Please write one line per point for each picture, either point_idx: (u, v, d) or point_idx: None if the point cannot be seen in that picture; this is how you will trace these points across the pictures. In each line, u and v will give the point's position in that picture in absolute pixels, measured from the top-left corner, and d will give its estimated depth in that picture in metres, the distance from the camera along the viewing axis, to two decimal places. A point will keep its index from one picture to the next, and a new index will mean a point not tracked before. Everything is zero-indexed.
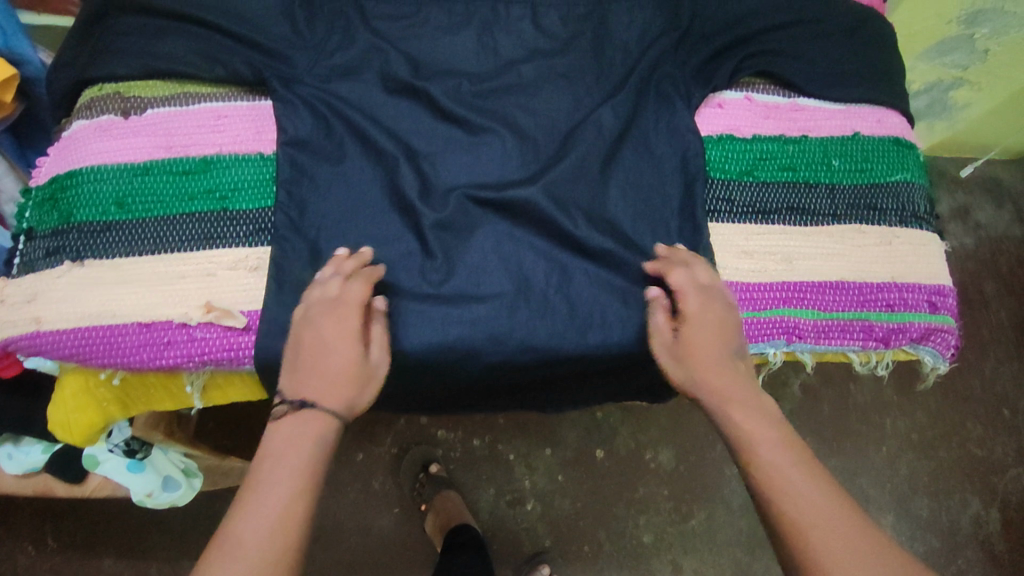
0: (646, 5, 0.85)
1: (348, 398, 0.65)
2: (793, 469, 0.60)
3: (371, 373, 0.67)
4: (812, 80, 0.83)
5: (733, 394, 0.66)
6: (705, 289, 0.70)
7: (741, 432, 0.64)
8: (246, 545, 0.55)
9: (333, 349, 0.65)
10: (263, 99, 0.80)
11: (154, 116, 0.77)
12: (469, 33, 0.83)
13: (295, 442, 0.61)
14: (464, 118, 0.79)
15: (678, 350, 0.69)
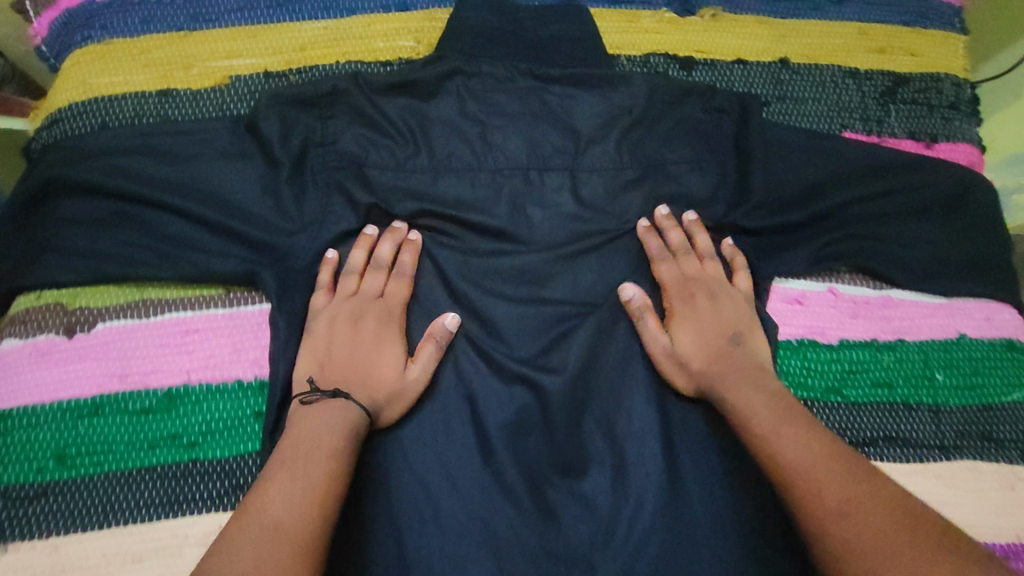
0: (707, 173, 0.71)
1: (377, 403, 0.59)
2: (815, 448, 0.52)
3: (409, 386, 0.60)
4: (907, 267, 0.69)
5: (731, 388, 0.59)
6: (689, 279, 0.67)
7: (749, 412, 0.57)
8: (269, 524, 0.46)
9: (373, 346, 0.62)
10: (246, 304, 0.65)
11: (106, 334, 0.61)
12: (495, 211, 0.68)
13: (304, 465, 0.51)
14: (492, 324, 0.65)
15: (672, 350, 0.63)
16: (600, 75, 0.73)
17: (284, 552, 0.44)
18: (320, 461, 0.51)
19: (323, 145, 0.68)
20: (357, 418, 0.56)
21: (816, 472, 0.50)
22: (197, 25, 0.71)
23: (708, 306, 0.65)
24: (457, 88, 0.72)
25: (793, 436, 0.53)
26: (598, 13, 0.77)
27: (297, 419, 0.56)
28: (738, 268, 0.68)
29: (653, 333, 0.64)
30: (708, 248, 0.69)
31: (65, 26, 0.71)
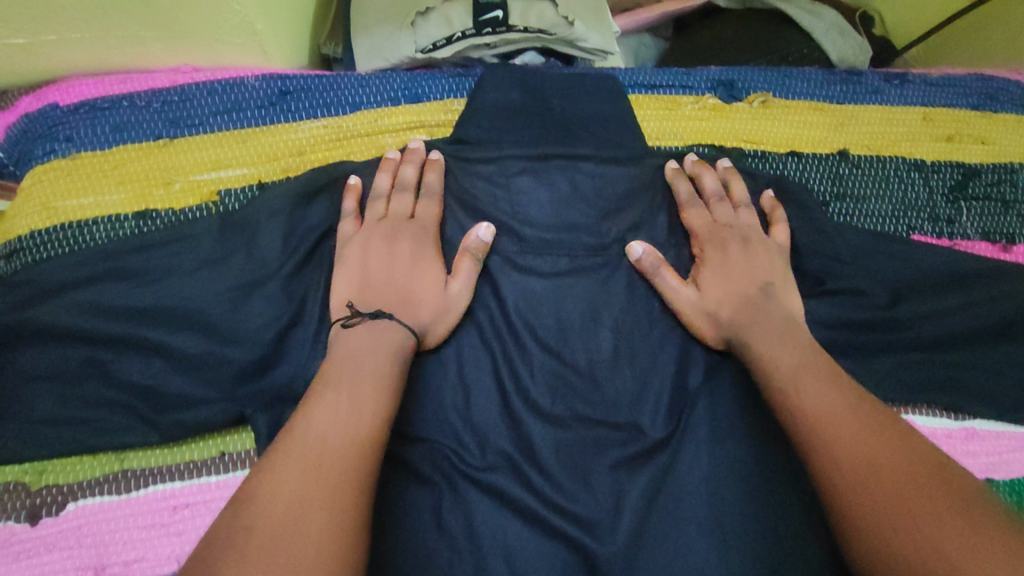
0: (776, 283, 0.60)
1: (423, 324, 0.54)
2: (841, 402, 0.48)
3: (453, 302, 0.57)
4: (993, 392, 0.62)
5: (759, 342, 0.55)
6: (720, 225, 0.62)
7: (768, 365, 0.53)
8: (312, 447, 0.42)
9: (408, 264, 0.57)
10: (243, 468, 0.54)
11: (77, 517, 0.51)
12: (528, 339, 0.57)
13: (346, 392, 0.46)
14: (526, 482, 0.53)
15: (699, 303, 0.58)
16: (639, 166, 0.64)
17: (328, 486, 0.40)
18: (366, 393, 0.46)
19: (330, 261, 0.59)
20: (408, 339, 0.52)
21: (838, 422, 0.47)
22: (178, 131, 0.61)
23: (739, 254, 0.60)
24: (477, 188, 0.62)
25: (816, 388, 0.49)
26: (635, 100, 0.68)
27: (344, 341, 0.51)
28: (776, 220, 0.63)
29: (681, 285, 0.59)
30: (742, 196, 0.64)
31: (26, 133, 0.62)
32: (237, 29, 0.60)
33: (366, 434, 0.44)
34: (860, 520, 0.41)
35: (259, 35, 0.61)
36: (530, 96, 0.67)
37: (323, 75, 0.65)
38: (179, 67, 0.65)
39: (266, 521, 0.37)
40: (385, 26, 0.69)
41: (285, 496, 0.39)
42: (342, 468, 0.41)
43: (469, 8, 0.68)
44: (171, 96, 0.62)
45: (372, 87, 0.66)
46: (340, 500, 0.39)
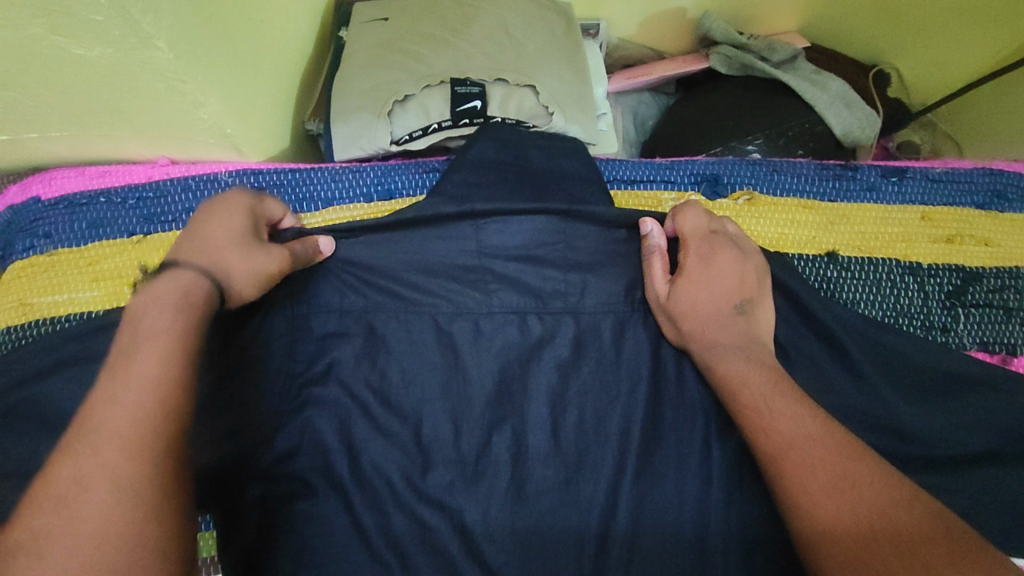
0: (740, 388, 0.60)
1: (233, 272, 0.49)
2: (810, 421, 0.47)
3: (279, 259, 0.52)
4: (989, 531, 0.55)
5: (722, 357, 0.54)
6: (709, 234, 0.60)
7: (733, 380, 0.52)
8: (97, 428, 0.37)
9: (230, 224, 0.51)
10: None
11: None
12: (482, 454, 0.55)
13: (117, 397, 0.39)
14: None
15: (669, 302, 0.57)
16: (611, 266, 0.63)
17: (94, 514, 0.35)
18: (139, 396, 0.39)
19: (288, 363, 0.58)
20: (203, 289, 0.46)
21: (799, 444, 0.45)
22: (153, 227, 0.62)
23: (727, 262, 0.58)
24: (442, 286, 0.61)
25: (788, 409, 0.48)
26: (615, 196, 0.66)
27: (126, 327, 0.43)
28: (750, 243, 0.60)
29: (655, 282, 0.59)
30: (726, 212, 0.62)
31: (10, 223, 0.64)
32: (209, 131, 0.60)
33: (142, 443, 0.37)
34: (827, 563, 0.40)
35: (232, 135, 0.61)
36: (501, 180, 0.64)
37: (297, 169, 0.64)
38: (158, 160, 0.65)
39: (33, 573, 0.33)
40: (364, 113, 0.68)
41: (46, 542, 0.34)
42: (117, 499, 0.35)
43: (447, 97, 0.67)
44: (147, 192, 0.63)
45: (345, 181, 0.64)
46: (120, 531, 0.35)
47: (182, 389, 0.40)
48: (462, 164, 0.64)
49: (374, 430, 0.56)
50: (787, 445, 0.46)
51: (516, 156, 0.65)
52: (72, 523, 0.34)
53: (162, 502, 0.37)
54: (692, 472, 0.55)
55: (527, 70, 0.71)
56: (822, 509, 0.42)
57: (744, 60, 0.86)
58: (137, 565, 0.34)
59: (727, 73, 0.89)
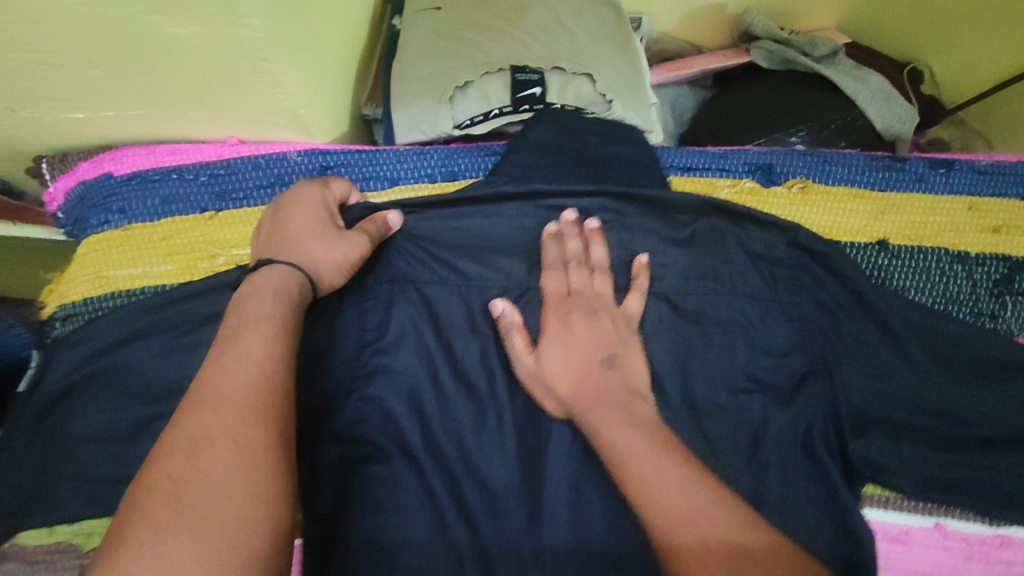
0: (791, 368, 0.63)
1: (317, 262, 0.53)
2: (675, 473, 0.48)
3: (356, 243, 0.56)
4: None
5: (604, 421, 0.53)
6: (568, 296, 0.58)
7: (609, 448, 0.51)
8: (221, 389, 0.41)
9: (306, 222, 0.55)
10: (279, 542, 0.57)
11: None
12: (546, 428, 0.60)
13: (232, 367, 0.42)
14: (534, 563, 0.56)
15: (539, 371, 0.58)
16: (665, 249, 0.65)
17: (222, 465, 0.38)
18: (250, 367, 0.42)
19: (358, 336, 0.61)
20: (296, 278, 0.51)
21: (668, 523, 0.46)
22: (224, 204, 0.64)
23: (581, 326, 0.58)
24: (505, 267, 0.63)
25: (674, 477, 0.48)
26: (672, 182, 0.68)
27: (233, 312, 0.47)
28: (635, 288, 0.61)
29: (518, 355, 0.59)
30: (602, 261, 0.62)
31: (82, 199, 0.66)
32: (282, 112, 0.61)
33: (253, 406, 0.41)
34: None
35: (304, 116, 0.62)
36: (561, 164, 0.65)
37: (362, 150, 0.65)
38: (225, 138, 0.66)
39: (161, 520, 0.36)
40: (425, 98, 0.70)
41: (179, 486, 0.37)
42: (238, 452, 0.39)
43: (507, 83, 0.69)
44: (218, 170, 0.64)
45: (410, 162, 0.66)
46: (238, 480, 0.38)
47: (284, 365, 0.44)
48: (523, 146, 0.65)
49: (444, 404, 0.60)
50: (638, 471, 0.49)
51: (576, 136, 0.66)
52: (200, 471, 0.38)
53: (281, 462, 0.40)
54: (746, 448, 0.60)
55: (582, 60, 0.73)
56: (667, 515, 0.46)
57: (786, 54, 0.88)
58: (251, 512, 0.37)
59: (768, 67, 0.91)
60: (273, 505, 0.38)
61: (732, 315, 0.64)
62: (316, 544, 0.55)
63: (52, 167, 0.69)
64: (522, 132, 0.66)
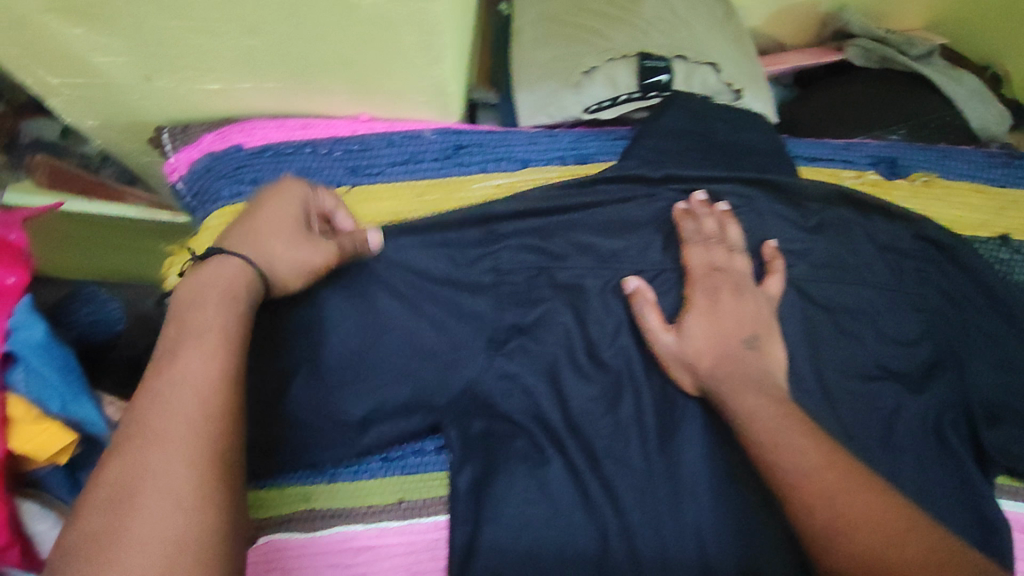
0: (920, 354, 0.63)
1: (269, 262, 0.50)
2: (816, 446, 0.50)
3: (316, 253, 0.52)
4: None
5: (736, 391, 0.55)
6: (717, 270, 0.60)
7: (744, 414, 0.53)
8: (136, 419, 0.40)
9: (287, 221, 0.51)
10: (422, 515, 0.58)
11: (267, 551, 0.55)
12: (683, 408, 0.60)
13: (162, 401, 0.40)
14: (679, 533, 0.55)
15: (679, 348, 0.58)
16: (793, 235, 0.66)
17: (150, 508, 0.36)
18: (187, 399, 0.40)
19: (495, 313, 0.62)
20: (248, 276, 0.48)
21: (802, 480, 0.47)
22: (358, 179, 0.64)
23: (735, 302, 0.58)
24: (639, 250, 0.64)
25: (794, 443, 0.50)
26: (801, 171, 0.68)
27: (173, 326, 0.45)
28: (774, 271, 0.62)
29: (654, 329, 0.58)
30: (740, 241, 0.62)
31: (209, 170, 0.65)
32: (429, 90, 0.61)
33: (173, 440, 0.39)
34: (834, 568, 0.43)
35: (448, 95, 0.62)
36: (693, 148, 0.66)
37: (496, 130, 0.66)
38: (358, 115, 0.66)
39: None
40: (552, 82, 0.70)
41: (108, 536, 0.36)
42: (167, 487, 0.37)
43: (636, 69, 0.69)
44: (353, 145, 0.64)
45: (542, 145, 0.67)
46: (163, 528, 0.36)
47: (223, 387, 0.42)
48: (655, 131, 0.66)
49: (583, 383, 0.61)
50: (768, 435, 0.51)
51: (704, 123, 0.67)
52: (128, 524, 0.36)
53: (216, 505, 0.38)
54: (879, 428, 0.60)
55: (702, 49, 0.73)
56: (802, 478, 0.47)
57: (883, 52, 0.89)
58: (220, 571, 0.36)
59: (862, 65, 0.92)
60: (202, 548, 0.37)
61: (861, 304, 0.65)
62: (463, 515, 0.56)
63: (173, 138, 0.69)
64: (654, 118, 0.67)
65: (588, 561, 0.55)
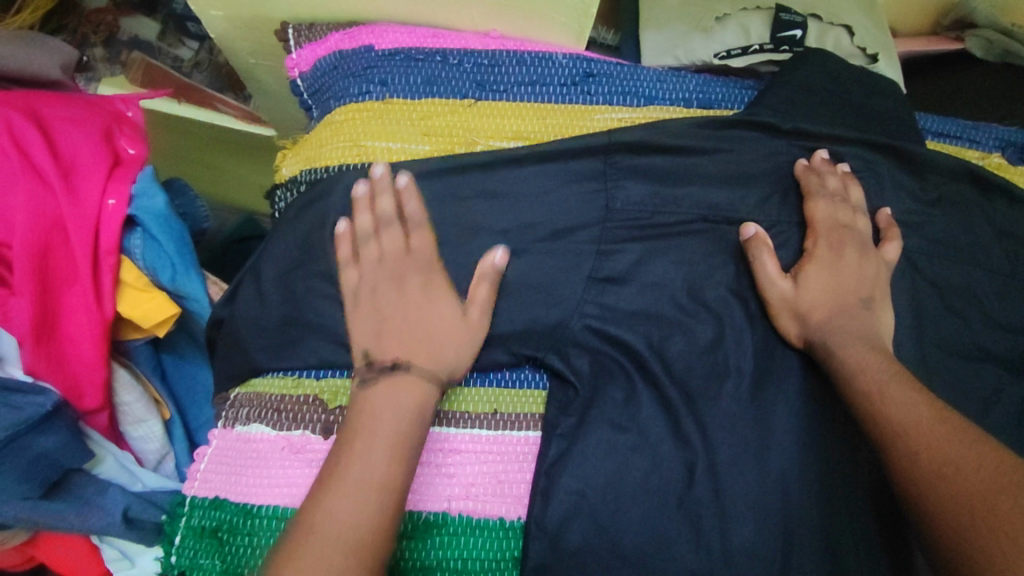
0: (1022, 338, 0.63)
1: (446, 363, 0.53)
2: (919, 401, 0.48)
3: (465, 332, 0.55)
4: None
5: (845, 341, 0.55)
6: (839, 224, 0.61)
7: (852, 364, 0.53)
8: (335, 516, 0.43)
9: (426, 306, 0.55)
10: (514, 428, 0.58)
11: (433, 444, 0.57)
12: (783, 360, 0.59)
13: (351, 481, 0.45)
14: (769, 479, 0.55)
15: (792, 295, 0.58)
16: (909, 208, 0.65)
17: None
18: (366, 492, 0.44)
19: (603, 238, 0.60)
20: (425, 395, 0.51)
21: (901, 431, 0.47)
22: (484, 94, 0.65)
23: (854, 256, 0.59)
24: (752, 201, 0.63)
25: (903, 396, 0.49)
26: (930, 145, 0.69)
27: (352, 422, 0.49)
28: (889, 237, 0.62)
29: (773, 278, 0.58)
30: (860, 202, 0.63)
31: (335, 68, 0.66)
32: (571, 9, 0.63)
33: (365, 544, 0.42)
34: (937, 514, 0.42)
35: (587, 17, 0.64)
36: (821, 106, 0.66)
37: (625, 64, 0.67)
38: (488, 31, 0.68)
39: None
40: (681, 25, 0.70)
41: None
42: None
43: (769, 21, 0.69)
44: (482, 59, 0.65)
45: (668, 84, 0.67)
46: None
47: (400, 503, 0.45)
48: (783, 84, 0.66)
49: (687, 322, 0.59)
50: (875, 387, 0.51)
51: (833, 85, 0.67)
52: None
53: None
54: (979, 405, 0.59)
55: (834, 12, 0.72)
56: (905, 427, 0.47)
57: (1008, 46, 0.85)
58: None
59: (982, 58, 0.88)
60: None
61: (972, 283, 0.63)
62: (556, 431, 0.56)
63: (299, 33, 0.68)
64: (789, 71, 0.66)
65: (670, 491, 0.54)
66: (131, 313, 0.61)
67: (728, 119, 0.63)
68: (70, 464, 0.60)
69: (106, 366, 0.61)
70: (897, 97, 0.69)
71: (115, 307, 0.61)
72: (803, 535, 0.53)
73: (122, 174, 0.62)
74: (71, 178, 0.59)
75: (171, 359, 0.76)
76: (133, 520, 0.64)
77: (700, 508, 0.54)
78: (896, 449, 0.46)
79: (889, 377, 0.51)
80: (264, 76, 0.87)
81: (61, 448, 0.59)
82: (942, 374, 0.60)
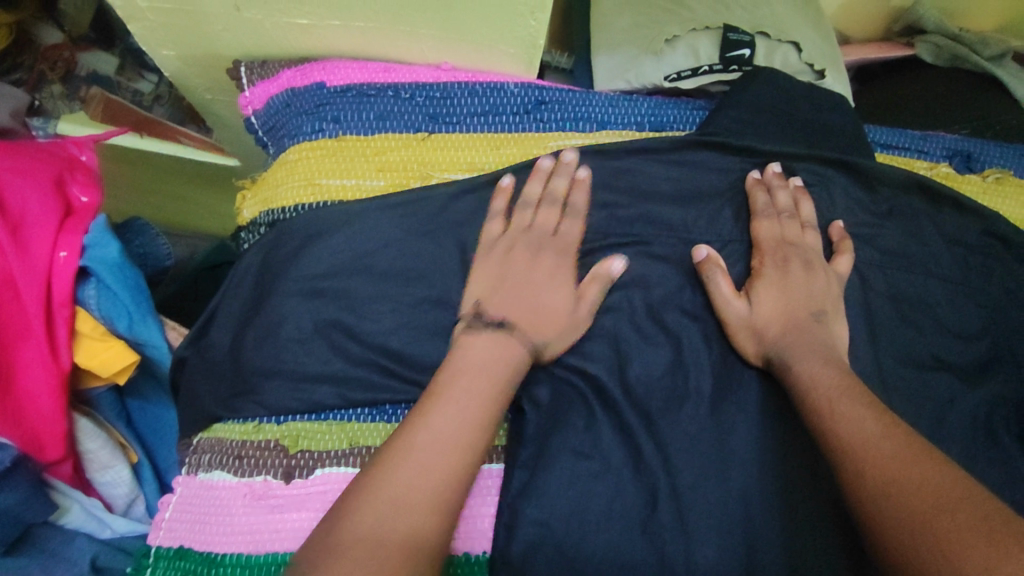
0: (976, 343, 0.64)
1: (545, 343, 0.56)
2: (868, 418, 0.49)
3: (570, 322, 0.57)
4: None
5: (801, 357, 0.56)
6: (788, 242, 0.62)
7: (806, 382, 0.54)
8: (417, 447, 0.46)
9: (557, 288, 0.58)
10: None
11: (326, 484, 0.56)
12: (743, 378, 0.60)
13: (440, 416, 0.48)
14: (730, 499, 0.55)
15: (747, 315, 0.59)
16: (860, 221, 0.66)
17: (395, 527, 0.42)
18: (456, 429, 0.48)
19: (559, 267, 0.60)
20: (518, 359, 0.54)
21: (848, 452, 0.47)
22: (437, 126, 0.65)
23: (806, 272, 0.60)
24: (705, 221, 0.64)
25: (853, 413, 0.50)
26: (878, 157, 0.70)
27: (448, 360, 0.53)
28: (841, 250, 0.63)
29: (728, 299, 0.59)
30: (811, 218, 0.64)
31: (288, 105, 0.65)
32: (520, 40, 0.63)
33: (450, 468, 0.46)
34: (882, 536, 0.42)
35: (536, 48, 0.64)
36: (771, 123, 0.67)
37: (577, 89, 0.68)
38: (439, 64, 0.69)
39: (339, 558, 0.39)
40: (632, 48, 0.71)
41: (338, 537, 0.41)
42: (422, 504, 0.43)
43: (717, 41, 0.70)
44: (434, 92, 0.65)
45: (621, 108, 0.68)
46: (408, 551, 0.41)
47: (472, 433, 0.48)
48: (734, 103, 0.67)
49: (646, 346, 0.60)
50: (826, 404, 0.51)
51: (784, 101, 0.68)
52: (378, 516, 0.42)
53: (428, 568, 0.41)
54: (935, 414, 0.60)
55: (781, 29, 0.73)
56: (855, 446, 0.47)
57: (956, 51, 0.87)
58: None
59: (932, 63, 0.90)
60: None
61: (924, 293, 0.65)
62: (517, 463, 0.56)
63: (251, 71, 0.68)
64: (738, 90, 0.67)
65: (634, 518, 0.55)
66: (89, 363, 0.60)
67: (680, 140, 0.64)
68: (32, 519, 0.59)
69: (67, 418, 0.60)
70: (846, 110, 0.70)
71: (72, 357, 0.60)
72: (765, 554, 0.54)
73: (74, 224, 0.62)
74: (19, 233, 0.58)
75: (137, 403, 0.75)
76: (102, 569, 0.64)
77: (664, 532, 0.54)
78: (845, 468, 0.47)
79: (841, 393, 0.51)
80: (222, 110, 0.87)
81: (22, 504, 0.58)
82: (899, 386, 0.60)
